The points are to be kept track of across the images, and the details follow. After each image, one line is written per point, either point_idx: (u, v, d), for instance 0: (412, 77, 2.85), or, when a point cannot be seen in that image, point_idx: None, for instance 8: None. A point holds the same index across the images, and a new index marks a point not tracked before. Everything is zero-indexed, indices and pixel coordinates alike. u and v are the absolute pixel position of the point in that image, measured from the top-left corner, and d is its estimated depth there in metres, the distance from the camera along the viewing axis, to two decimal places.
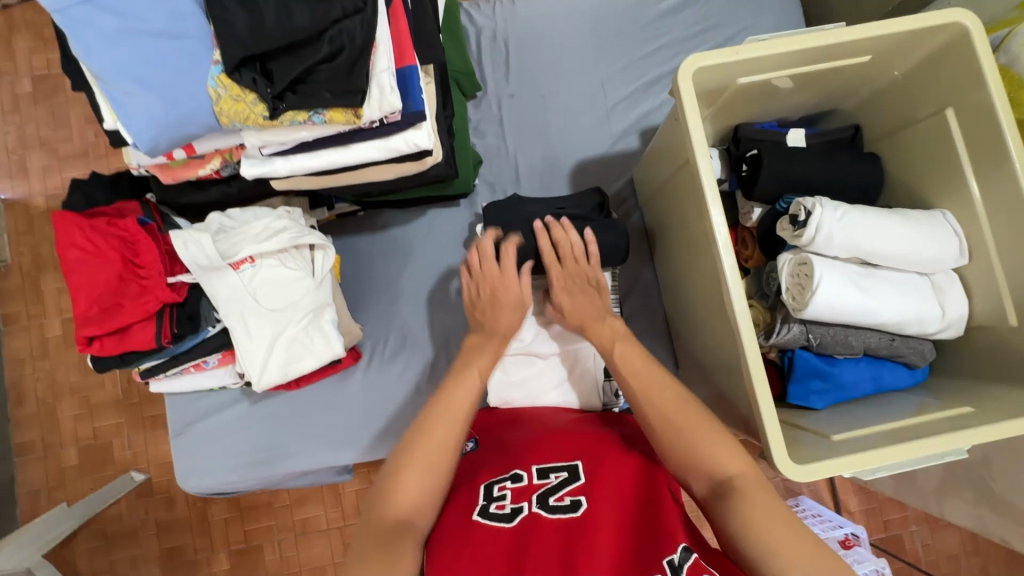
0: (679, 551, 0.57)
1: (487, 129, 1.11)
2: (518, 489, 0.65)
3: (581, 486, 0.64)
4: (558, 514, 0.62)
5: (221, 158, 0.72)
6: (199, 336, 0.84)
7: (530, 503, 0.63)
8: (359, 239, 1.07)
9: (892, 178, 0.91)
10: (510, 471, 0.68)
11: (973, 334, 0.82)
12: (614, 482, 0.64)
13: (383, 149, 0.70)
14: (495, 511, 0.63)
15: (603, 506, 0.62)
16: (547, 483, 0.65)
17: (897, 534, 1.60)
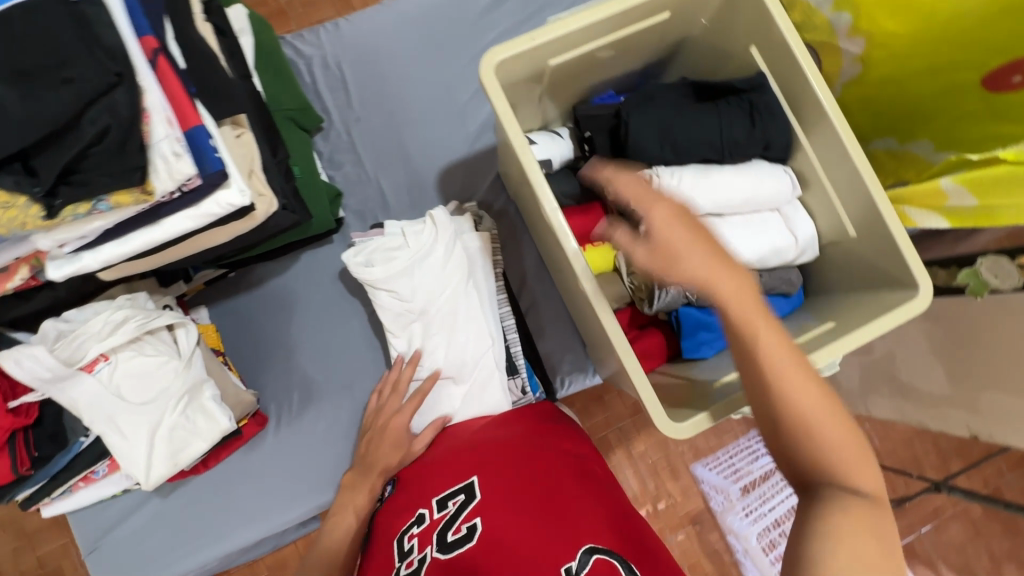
0: (578, 557, 0.56)
1: (342, 159, 1.08)
2: (423, 533, 0.65)
3: (475, 506, 0.65)
4: (457, 548, 0.61)
5: (29, 266, 0.67)
6: (70, 451, 0.79)
7: (433, 545, 0.63)
8: (236, 300, 1.03)
9: None
10: (415, 514, 0.69)
11: (827, 252, 0.86)
12: (507, 492, 0.65)
13: (195, 218, 0.66)
14: (407, 570, 0.63)
15: (496, 521, 0.62)
16: (446, 514, 0.66)
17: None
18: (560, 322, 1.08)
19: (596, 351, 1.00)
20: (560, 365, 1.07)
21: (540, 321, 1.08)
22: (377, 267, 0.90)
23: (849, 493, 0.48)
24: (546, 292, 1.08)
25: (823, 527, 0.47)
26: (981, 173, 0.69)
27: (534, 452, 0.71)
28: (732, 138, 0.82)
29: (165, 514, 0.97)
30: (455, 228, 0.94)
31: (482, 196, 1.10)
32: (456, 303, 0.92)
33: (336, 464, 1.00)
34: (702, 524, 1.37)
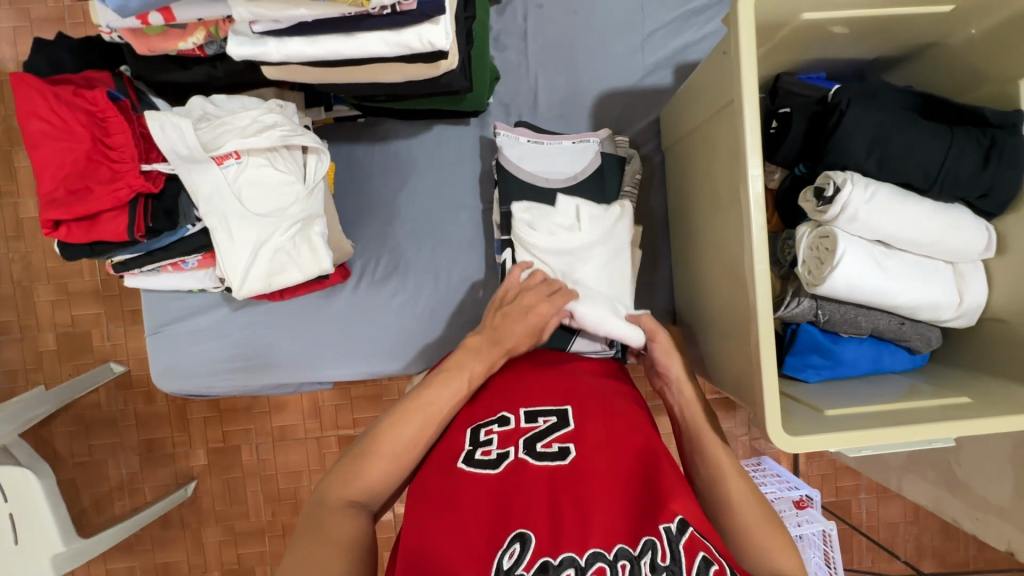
0: (676, 521, 0.54)
1: (508, 43, 1.00)
2: (504, 434, 0.66)
3: (568, 432, 0.64)
4: (544, 460, 0.61)
5: (205, 32, 0.63)
6: (176, 234, 0.79)
7: (516, 447, 0.64)
8: (356, 147, 0.99)
9: None
10: (498, 415, 0.69)
11: (983, 326, 0.80)
12: (603, 431, 0.64)
13: (391, 45, 0.61)
14: (482, 459, 0.63)
15: (591, 453, 0.61)
16: (535, 427, 0.66)
17: (846, 499, 1.68)
18: (657, 291, 1.03)
19: (689, 332, 0.96)
20: None
21: (640, 282, 1.03)
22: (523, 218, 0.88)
23: None
24: (657, 257, 1.04)
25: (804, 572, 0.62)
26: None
27: (633, 411, 0.70)
28: (956, 169, 0.73)
29: (228, 326, 0.98)
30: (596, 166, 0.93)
31: (633, 135, 1.02)
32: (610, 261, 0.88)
33: (400, 341, 0.99)
34: None
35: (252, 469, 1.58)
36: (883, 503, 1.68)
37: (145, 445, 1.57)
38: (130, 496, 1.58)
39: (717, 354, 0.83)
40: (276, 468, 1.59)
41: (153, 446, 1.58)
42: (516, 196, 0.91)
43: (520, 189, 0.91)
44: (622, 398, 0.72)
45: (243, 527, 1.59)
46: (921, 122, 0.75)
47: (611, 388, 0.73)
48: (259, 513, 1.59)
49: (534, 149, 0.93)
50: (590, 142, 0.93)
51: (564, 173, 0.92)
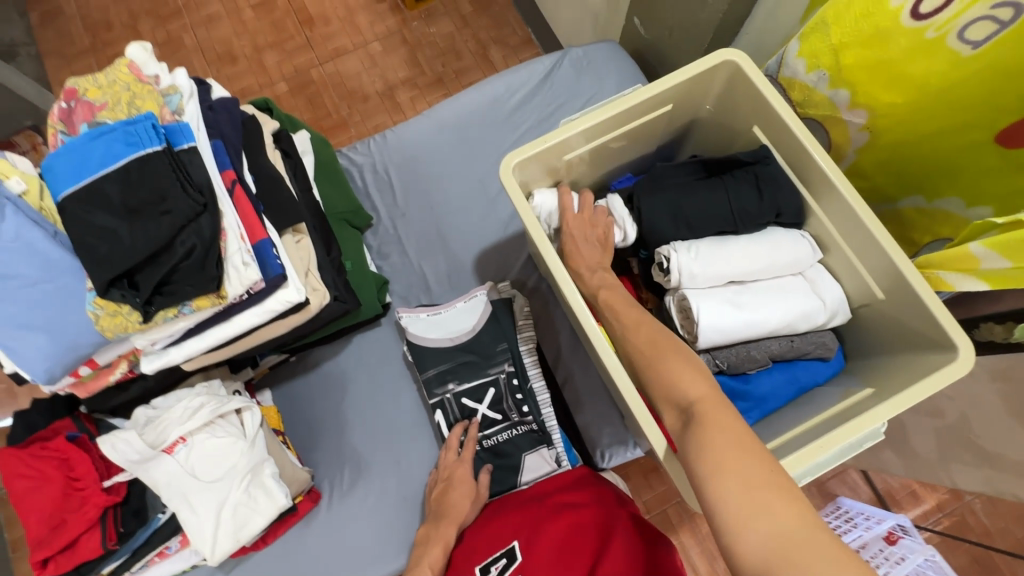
0: None
1: (389, 250, 1.21)
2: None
3: (516, 567, 0.74)
4: None
5: (128, 361, 0.79)
6: (149, 526, 0.87)
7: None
8: (295, 382, 1.13)
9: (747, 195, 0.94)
10: None
11: (860, 314, 0.85)
12: (543, 556, 0.74)
13: (259, 314, 0.77)
14: None
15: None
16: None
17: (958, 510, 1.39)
18: (596, 393, 1.10)
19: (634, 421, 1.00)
20: (599, 438, 1.07)
21: (578, 394, 1.10)
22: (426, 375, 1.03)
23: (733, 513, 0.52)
24: (582, 365, 1.11)
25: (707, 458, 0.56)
26: (1005, 235, 0.66)
27: (575, 519, 0.79)
28: (744, 206, 0.85)
29: None
30: (488, 309, 1.05)
31: (516, 275, 1.17)
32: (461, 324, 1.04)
33: (385, 541, 1.03)
34: None
35: None
36: None
37: None
38: None
39: None
40: None
41: None
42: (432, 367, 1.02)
43: (433, 361, 1.03)
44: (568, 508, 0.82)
45: None
46: (699, 185, 0.89)
47: (558, 506, 0.82)
48: None
49: (435, 320, 1.05)
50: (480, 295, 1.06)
51: (465, 328, 1.04)
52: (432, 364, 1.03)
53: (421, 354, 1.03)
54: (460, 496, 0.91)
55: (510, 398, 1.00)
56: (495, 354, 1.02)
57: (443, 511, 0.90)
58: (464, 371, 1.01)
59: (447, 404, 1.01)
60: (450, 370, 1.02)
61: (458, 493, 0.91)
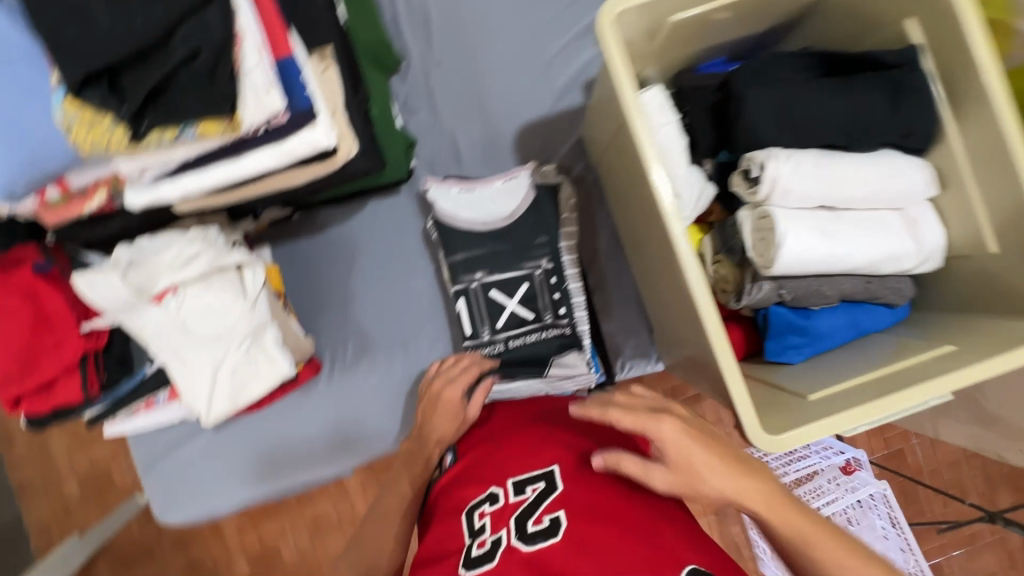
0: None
1: (417, 106, 1.02)
2: (496, 513, 0.64)
3: (557, 499, 0.62)
4: (538, 541, 0.59)
5: (106, 189, 0.64)
6: (136, 378, 0.79)
7: (509, 529, 0.62)
8: (299, 242, 1.01)
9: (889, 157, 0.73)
10: (487, 492, 0.68)
11: (951, 265, 0.77)
12: (593, 486, 0.63)
13: (277, 156, 0.61)
14: (479, 551, 0.62)
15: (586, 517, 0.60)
16: (525, 499, 0.64)
17: (897, 448, 1.62)
18: (628, 303, 1.02)
19: (665, 338, 0.95)
20: (622, 348, 1.02)
21: (608, 301, 1.02)
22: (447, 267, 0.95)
23: None
24: (617, 271, 1.02)
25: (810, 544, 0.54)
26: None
27: (622, 459, 0.68)
28: (870, 118, 0.71)
29: (218, 446, 0.98)
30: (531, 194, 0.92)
31: (561, 159, 1.02)
32: (503, 202, 0.92)
33: (386, 420, 0.99)
34: (725, 518, 1.32)
35: (294, 564, 1.56)
36: (935, 447, 1.62)
37: (186, 568, 1.57)
38: None
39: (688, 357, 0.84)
40: (317, 560, 1.57)
41: (194, 567, 1.57)
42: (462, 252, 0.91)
43: (462, 245, 0.91)
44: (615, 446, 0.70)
45: None
46: (821, 84, 0.74)
47: (598, 441, 0.71)
48: None
49: (468, 198, 0.93)
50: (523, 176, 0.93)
51: (502, 213, 0.91)
52: (460, 249, 0.92)
53: (451, 235, 0.91)
54: (444, 418, 0.80)
55: (542, 297, 0.91)
56: (532, 248, 0.91)
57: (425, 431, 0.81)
58: (496, 261, 0.91)
59: (472, 293, 0.92)
60: (481, 257, 0.91)
61: (442, 417, 0.80)
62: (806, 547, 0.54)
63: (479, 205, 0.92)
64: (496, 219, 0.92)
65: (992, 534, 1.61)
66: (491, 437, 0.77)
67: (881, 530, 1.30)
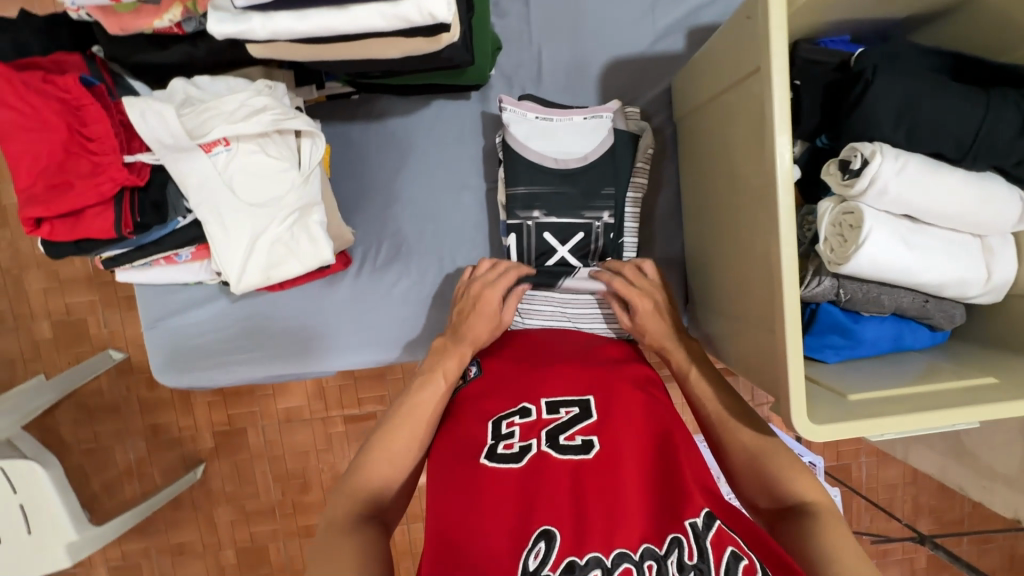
0: (702, 516, 0.53)
1: (508, 8, 0.93)
2: (526, 425, 0.63)
3: (591, 425, 0.62)
4: (568, 454, 0.59)
5: (183, 8, 0.58)
6: (168, 226, 0.74)
7: (539, 440, 0.61)
8: (351, 126, 0.94)
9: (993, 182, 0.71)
10: (518, 405, 0.65)
11: (1009, 302, 0.77)
12: (626, 420, 0.62)
13: (388, 17, 0.55)
14: (504, 451, 0.60)
15: (616, 446, 0.59)
16: (558, 419, 0.63)
17: (848, 462, 1.72)
18: (670, 269, 1.00)
19: (702, 311, 0.94)
20: None
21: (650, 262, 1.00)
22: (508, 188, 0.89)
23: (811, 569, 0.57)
24: (667, 235, 1.00)
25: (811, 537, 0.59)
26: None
27: (662, 399, 0.66)
28: (992, 136, 0.69)
29: (226, 319, 0.95)
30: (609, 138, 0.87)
31: (643, 105, 0.96)
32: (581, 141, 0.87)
33: (406, 329, 0.97)
34: None
35: (260, 450, 1.58)
36: (883, 467, 1.72)
37: (151, 431, 1.57)
38: (140, 480, 1.58)
39: (728, 332, 0.83)
40: (284, 449, 1.59)
41: (158, 431, 1.57)
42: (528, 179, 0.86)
43: (529, 170, 0.86)
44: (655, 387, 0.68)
45: (254, 507, 1.60)
46: (954, 88, 0.70)
47: (638, 377, 0.69)
48: (269, 493, 1.60)
49: (544, 126, 0.87)
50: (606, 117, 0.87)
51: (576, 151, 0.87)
52: (523, 182, 0.86)
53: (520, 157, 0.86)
54: (483, 318, 0.78)
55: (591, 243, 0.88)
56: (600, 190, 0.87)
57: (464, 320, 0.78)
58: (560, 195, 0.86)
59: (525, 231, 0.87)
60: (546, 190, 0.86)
61: (480, 319, 0.78)
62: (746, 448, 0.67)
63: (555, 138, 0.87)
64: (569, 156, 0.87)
65: (907, 553, 1.75)
66: (524, 356, 0.74)
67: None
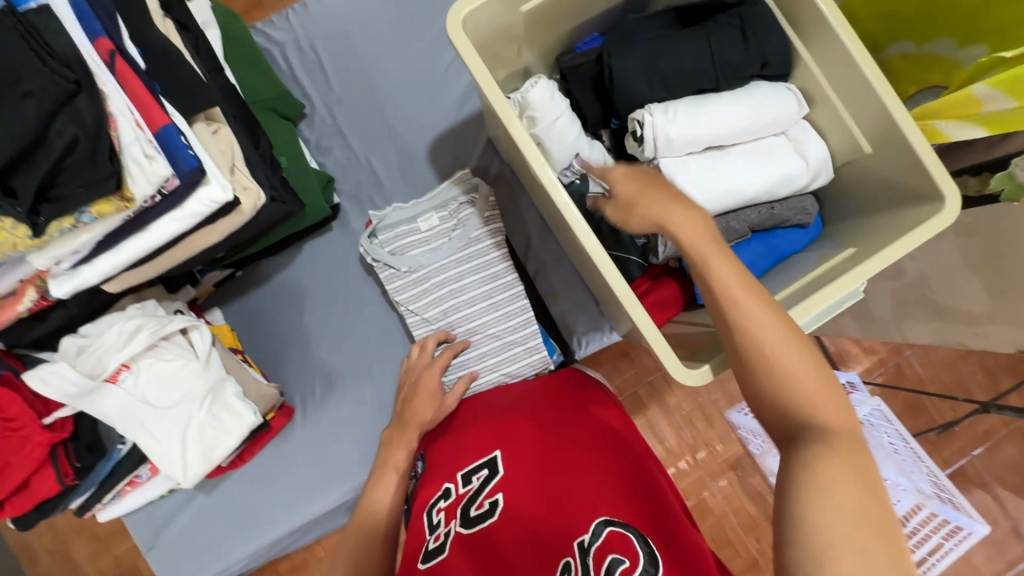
0: (590, 530, 0.53)
1: (329, 144, 1.06)
2: (449, 507, 0.66)
3: (497, 482, 0.64)
4: (476, 524, 0.61)
5: (36, 287, 0.69)
6: (111, 458, 0.82)
7: (455, 520, 0.63)
8: (247, 298, 1.05)
9: (757, 89, 0.78)
10: (442, 488, 0.69)
11: (841, 172, 0.81)
12: (528, 465, 0.65)
13: (181, 219, 0.66)
14: (429, 546, 0.63)
15: (514, 498, 0.61)
16: (470, 489, 0.66)
17: None
18: (571, 282, 1.06)
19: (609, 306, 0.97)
20: (576, 325, 1.05)
21: (551, 285, 1.06)
22: (396, 285, 0.96)
23: (815, 449, 0.44)
24: (553, 255, 1.06)
25: (803, 469, 0.44)
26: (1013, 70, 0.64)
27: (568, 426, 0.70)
28: (726, 58, 0.77)
29: (210, 511, 1.01)
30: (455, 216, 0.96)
31: (476, 163, 1.07)
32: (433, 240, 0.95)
33: (367, 447, 1.01)
34: (742, 468, 1.29)
35: None
36: None
37: None
38: None
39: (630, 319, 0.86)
40: None
41: None
42: (399, 284, 0.96)
43: (399, 274, 0.96)
44: (558, 417, 0.73)
45: None
46: (678, 35, 0.78)
47: (550, 416, 0.74)
48: None
49: (400, 232, 0.95)
50: (458, 202, 0.96)
51: (428, 240, 0.96)
52: (399, 289, 0.96)
53: (385, 266, 0.96)
54: (426, 398, 0.85)
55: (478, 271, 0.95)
56: (466, 258, 0.95)
57: (407, 416, 0.85)
58: (430, 282, 0.96)
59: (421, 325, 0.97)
60: (418, 284, 0.96)
61: (422, 401, 0.85)
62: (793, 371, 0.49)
63: (413, 238, 0.95)
64: (427, 250, 0.95)
65: None
66: (453, 437, 0.78)
67: (890, 445, 1.36)
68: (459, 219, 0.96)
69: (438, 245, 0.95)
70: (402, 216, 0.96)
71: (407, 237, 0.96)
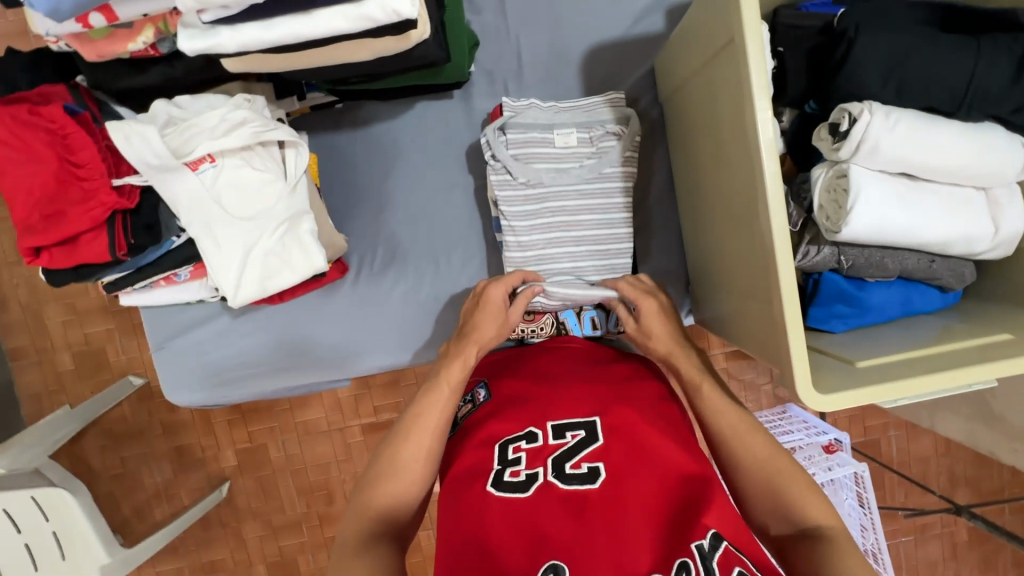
0: (709, 537, 0.54)
1: (483, 3, 0.93)
2: (533, 451, 0.65)
3: (597, 449, 0.63)
4: (573, 483, 0.60)
5: (155, 28, 0.59)
6: (162, 247, 0.75)
7: (545, 467, 0.63)
8: (337, 135, 0.95)
9: (992, 132, 0.70)
10: (525, 429, 0.67)
11: (1019, 255, 0.75)
12: (632, 443, 0.63)
13: (350, 19, 0.55)
14: (510, 481, 0.62)
15: (620, 474, 0.60)
16: (564, 444, 0.64)
17: (877, 438, 1.67)
18: (668, 252, 0.99)
19: (704, 291, 0.92)
20: None
21: (648, 247, 0.99)
22: (506, 193, 0.88)
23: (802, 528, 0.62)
24: (663, 218, 0.99)
25: (782, 488, 0.64)
26: None
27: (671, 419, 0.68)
28: (985, 86, 0.67)
29: (230, 335, 0.96)
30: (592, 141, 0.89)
31: (627, 89, 0.95)
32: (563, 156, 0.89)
33: (408, 334, 0.97)
34: None
35: (282, 465, 1.60)
36: (913, 440, 1.66)
37: (175, 453, 1.60)
38: (168, 502, 1.61)
39: (733, 312, 0.81)
40: (305, 462, 1.60)
41: (183, 453, 1.60)
42: (509, 187, 0.88)
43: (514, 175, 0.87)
44: (654, 400, 0.70)
45: (281, 522, 1.62)
46: (944, 38, 0.68)
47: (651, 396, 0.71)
48: (294, 507, 1.61)
49: (531, 135, 0.88)
50: (600, 127, 0.89)
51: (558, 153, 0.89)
52: (507, 191, 0.88)
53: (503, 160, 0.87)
54: (491, 319, 0.79)
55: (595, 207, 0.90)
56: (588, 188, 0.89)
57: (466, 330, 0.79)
58: (543, 199, 0.89)
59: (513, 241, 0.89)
60: (531, 196, 0.89)
61: (488, 319, 0.79)
62: (777, 478, 0.64)
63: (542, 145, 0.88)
64: (552, 163, 0.89)
65: (946, 526, 1.68)
66: (533, 375, 0.75)
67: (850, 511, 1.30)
68: (598, 148, 0.89)
69: (567, 163, 0.89)
70: (540, 119, 0.89)
71: (538, 149, 0.89)
